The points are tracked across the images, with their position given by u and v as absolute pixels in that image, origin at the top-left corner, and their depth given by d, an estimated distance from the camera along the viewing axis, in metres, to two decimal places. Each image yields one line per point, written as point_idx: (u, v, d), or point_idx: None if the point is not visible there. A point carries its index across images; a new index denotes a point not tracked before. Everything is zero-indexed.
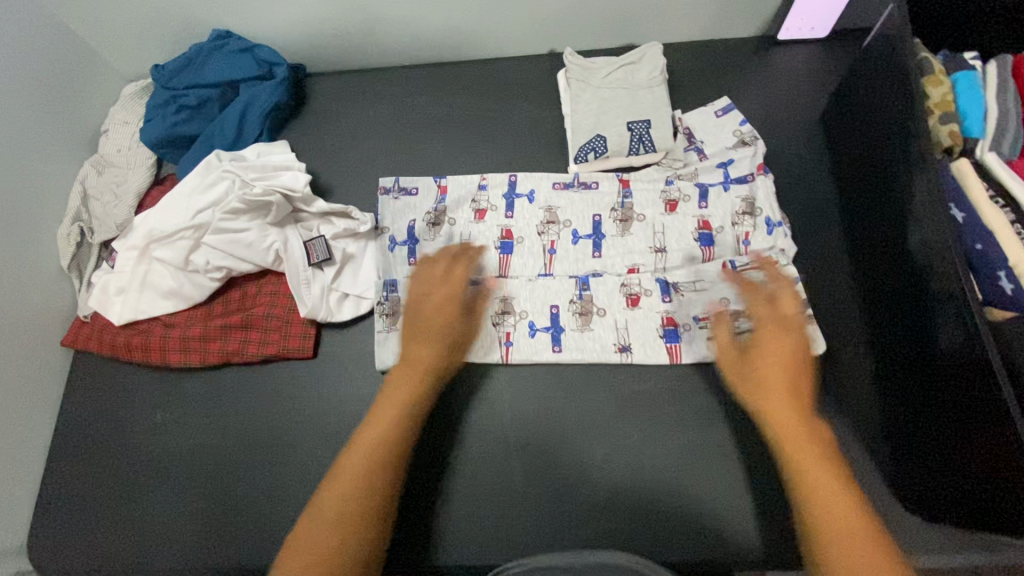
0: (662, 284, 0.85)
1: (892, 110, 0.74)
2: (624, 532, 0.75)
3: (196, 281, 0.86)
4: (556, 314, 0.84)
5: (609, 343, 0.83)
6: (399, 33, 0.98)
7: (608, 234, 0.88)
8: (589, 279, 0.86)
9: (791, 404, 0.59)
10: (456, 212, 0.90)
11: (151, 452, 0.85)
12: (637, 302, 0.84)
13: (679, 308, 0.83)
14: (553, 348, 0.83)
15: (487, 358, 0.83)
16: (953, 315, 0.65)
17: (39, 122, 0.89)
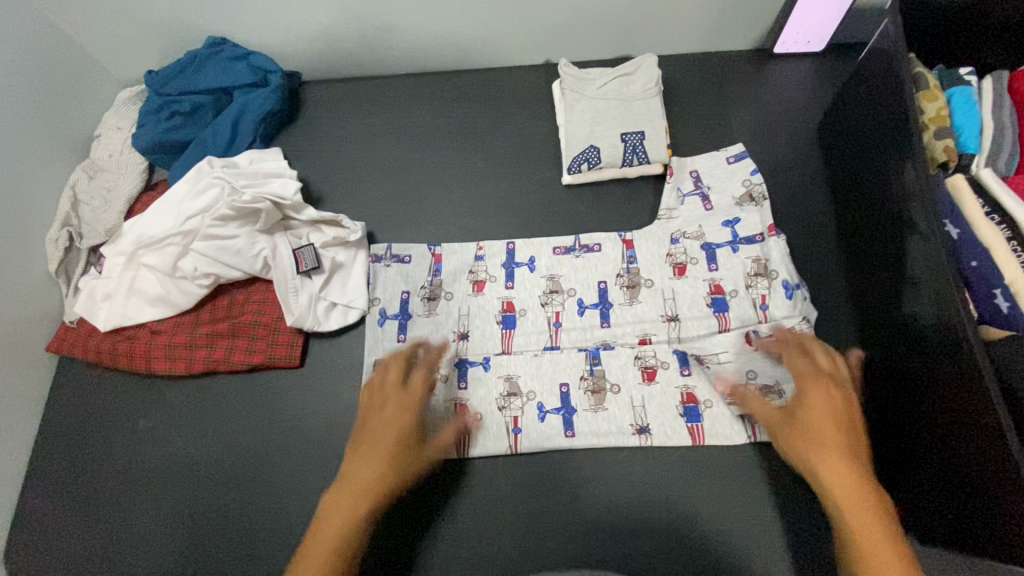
0: (680, 356, 0.82)
1: (886, 127, 0.73)
2: (606, 542, 0.74)
3: (184, 287, 0.85)
4: (567, 395, 0.81)
5: (626, 424, 0.79)
6: (395, 42, 0.98)
7: (615, 302, 0.86)
8: (600, 352, 0.83)
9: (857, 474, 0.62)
10: (453, 285, 0.88)
11: (133, 460, 0.84)
12: (654, 376, 0.81)
13: (698, 383, 0.81)
14: (567, 432, 0.79)
15: (497, 446, 0.79)
16: (945, 335, 0.63)
17: (29, 126, 0.88)
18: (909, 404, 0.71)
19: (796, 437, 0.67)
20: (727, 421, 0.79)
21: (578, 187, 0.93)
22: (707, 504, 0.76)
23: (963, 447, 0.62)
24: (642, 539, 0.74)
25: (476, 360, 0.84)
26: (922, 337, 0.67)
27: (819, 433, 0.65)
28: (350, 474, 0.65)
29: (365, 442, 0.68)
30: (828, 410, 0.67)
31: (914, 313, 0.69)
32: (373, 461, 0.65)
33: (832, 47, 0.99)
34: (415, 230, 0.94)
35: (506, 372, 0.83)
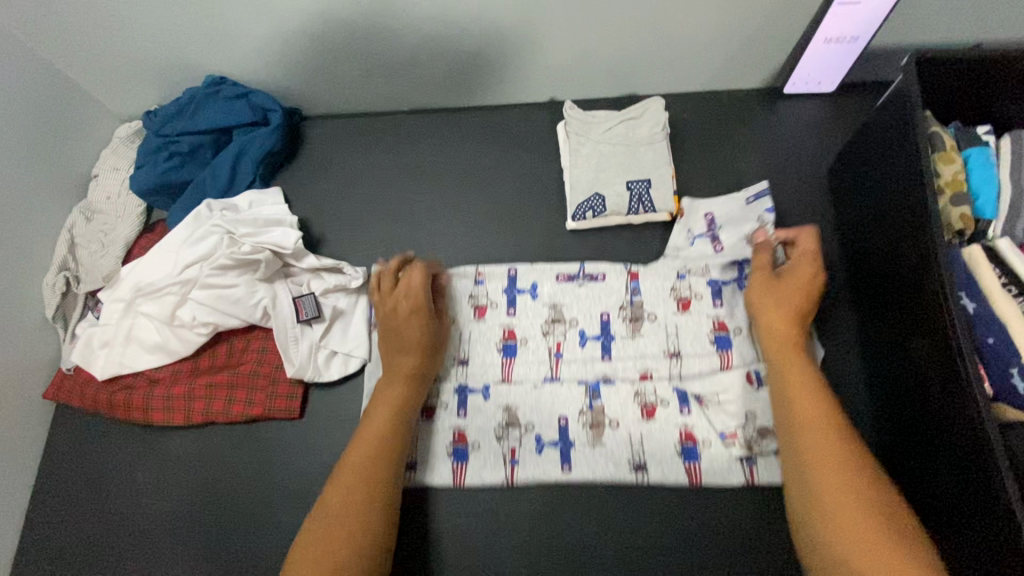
0: (680, 393, 0.81)
1: (899, 183, 0.71)
2: None
3: (182, 335, 0.84)
4: (565, 428, 0.80)
5: (624, 462, 0.78)
6: (396, 80, 0.96)
7: (617, 335, 0.84)
8: (600, 387, 0.82)
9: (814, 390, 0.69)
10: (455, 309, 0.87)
11: (130, 511, 0.83)
12: (653, 414, 0.80)
13: (698, 422, 0.79)
14: (564, 466, 0.78)
15: (493, 475, 0.79)
16: (955, 409, 0.62)
17: (25, 170, 0.87)
18: (919, 472, 0.69)
19: (768, 331, 0.75)
20: (725, 462, 0.77)
21: (583, 232, 0.92)
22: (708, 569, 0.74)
23: (975, 524, 0.60)
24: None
25: (476, 387, 0.83)
26: (932, 405, 0.66)
27: (790, 333, 0.73)
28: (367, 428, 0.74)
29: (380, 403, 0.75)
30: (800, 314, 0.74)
31: (924, 381, 0.67)
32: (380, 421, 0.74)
33: (843, 86, 0.97)
34: None
35: (505, 402, 0.82)
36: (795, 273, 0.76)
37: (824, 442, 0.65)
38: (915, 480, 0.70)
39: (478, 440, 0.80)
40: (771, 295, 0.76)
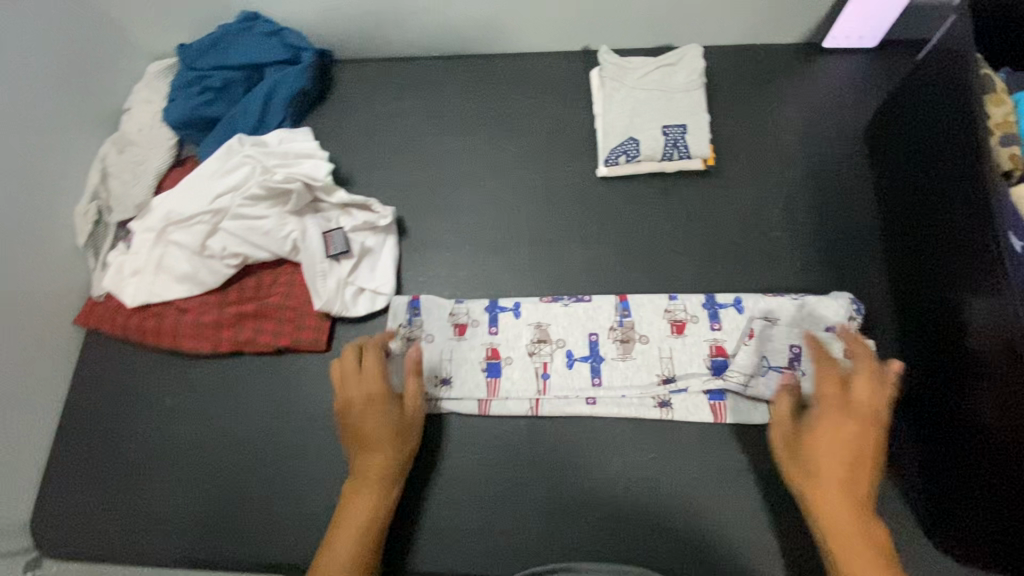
0: (709, 310, 0.82)
1: (947, 128, 0.71)
2: (629, 543, 0.74)
3: (211, 266, 0.84)
4: (595, 343, 0.82)
5: (647, 396, 0.79)
6: (429, 20, 0.94)
7: (650, 302, 0.83)
8: (630, 305, 0.83)
9: (842, 502, 0.62)
10: (434, 326, 0.84)
11: (156, 437, 0.84)
12: (682, 330, 0.82)
13: (728, 338, 0.81)
14: (593, 383, 0.80)
15: (518, 409, 0.80)
16: (1003, 347, 0.63)
17: (60, 99, 0.88)
18: (953, 415, 0.71)
19: (807, 490, 0.64)
20: (747, 403, 0.78)
21: (614, 180, 0.91)
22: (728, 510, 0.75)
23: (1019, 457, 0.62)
24: (660, 542, 0.74)
25: (507, 306, 0.85)
26: (975, 348, 0.67)
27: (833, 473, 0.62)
28: (355, 503, 0.68)
29: (364, 484, 0.69)
30: (841, 451, 0.63)
31: (970, 325, 0.68)
32: (371, 496, 0.69)
33: (884, 42, 0.95)
34: (445, 217, 0.92)
35: (536, 320, 0.84)
36: (823, 421, 0.65)
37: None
38: (948, 422, 0.71)
39: (509, 364, 0.82)
40: (795, 449, 0.66)
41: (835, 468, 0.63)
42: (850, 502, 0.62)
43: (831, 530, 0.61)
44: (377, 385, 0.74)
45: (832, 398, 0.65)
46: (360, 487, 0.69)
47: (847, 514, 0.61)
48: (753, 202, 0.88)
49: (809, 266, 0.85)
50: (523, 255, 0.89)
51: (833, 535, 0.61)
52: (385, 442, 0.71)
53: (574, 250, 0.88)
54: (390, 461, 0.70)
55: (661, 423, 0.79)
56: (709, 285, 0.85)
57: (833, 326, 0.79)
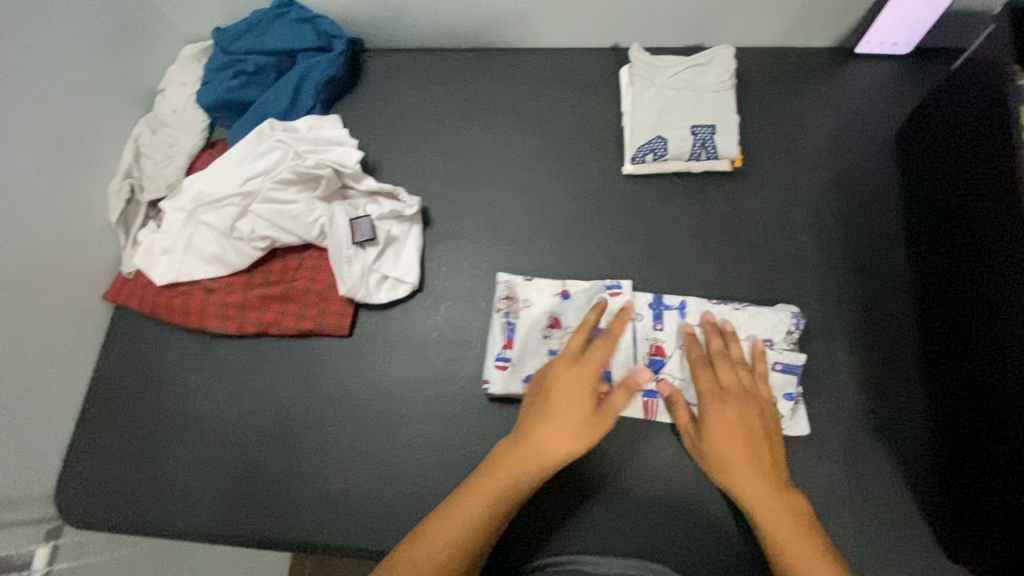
0: (654, 310, 0.83)
1: (978, 141, 0.71)
2: (640, 539, 0.74)
3: (239, 248, 0.86)
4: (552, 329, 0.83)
5: (628, 388, 0.80)
6: (462, 12, 0.95)
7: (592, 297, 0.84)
8: (573, 296, 0.84)
9: (757, 476, 0.64)
10: (392, 286, 0.87)
11: (180, 412, 0.86)
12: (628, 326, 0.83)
13: (668, 338, 0.82)
14: None
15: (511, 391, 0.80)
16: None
17: (98, 78, 0.89)
18: (977, 430, 0.69)
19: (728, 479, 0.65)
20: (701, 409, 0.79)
21: (640, 179, 0.91)
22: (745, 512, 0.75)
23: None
24: (675, 539, 0.74)
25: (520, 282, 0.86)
26: (996, 363, 0.67)
27: (739, 454, 0.65)
28: (500, 467, 0.61)
29: (524, 454, 0.61)
30: (740, 433, 0.67)
31: (991, 341, 0.68)
32: (518, 470, 0.61)
33: (920, 50, 0.94)
34: (471, 209, 0.93)
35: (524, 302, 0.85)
36: (709, 414, 0.69)
37: (791, 526, 0.61)
38: (974, 437, 0.70)
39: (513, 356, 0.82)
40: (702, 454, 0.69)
41: (739, 451, 0.66)
42: (763, 474, 0.64)
43: (755, 504, 0.63)
44: (588, 371, 0.65)
45: (710, 386, 0.71)
46: (515, 458, 0.61)
47: (766, 482, 0.64)
48: (779, 205, 0.88)
49: (833, 272, 0.85)
50: (547, 249, 0.90)
51: (756, 508, 0.63)
52: (569, 424, 0.62)
53: (598, 247, 0.89)
54: (567, 452, 0.61)
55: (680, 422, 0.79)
56: (732, 287, 0.85)
57: (771, 339, 0.80)
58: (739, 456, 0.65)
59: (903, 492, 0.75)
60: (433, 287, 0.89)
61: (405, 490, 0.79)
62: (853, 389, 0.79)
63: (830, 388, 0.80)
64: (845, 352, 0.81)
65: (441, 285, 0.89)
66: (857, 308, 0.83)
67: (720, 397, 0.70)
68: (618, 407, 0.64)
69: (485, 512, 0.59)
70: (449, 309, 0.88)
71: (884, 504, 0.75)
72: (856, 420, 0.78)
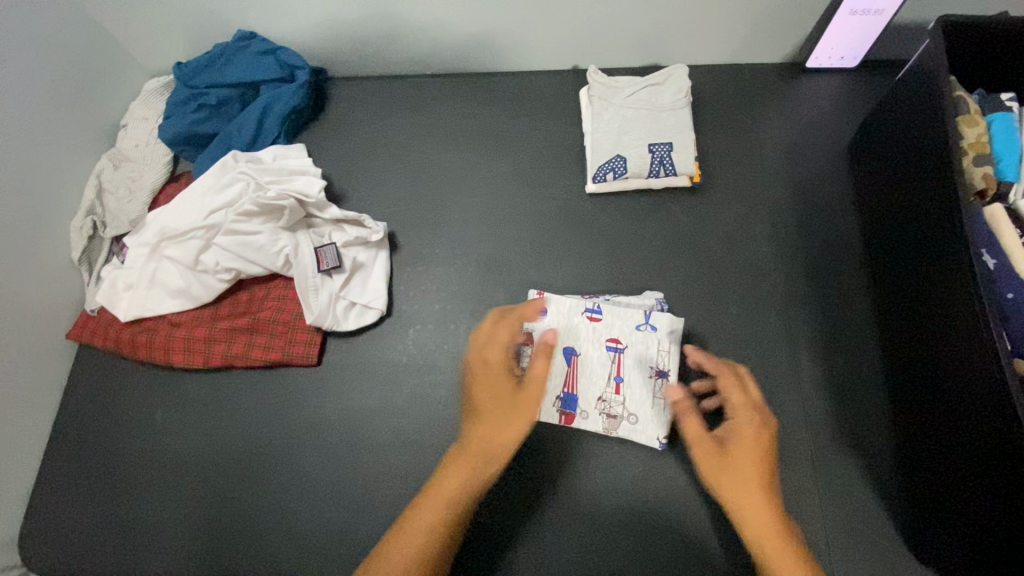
0: (627, 322, 0.81)
1: (920, 148, 0.73)
2: (613, 552, 0.76)
3: (205, 281, 0.85)
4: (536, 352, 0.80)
5: (593, 412, 0.79)
6: (422, 40, 0.96)
7: (575, 314, 0.81)
8: (552, 311, 0.81)
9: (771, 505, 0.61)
10: (359, 308, 0.87)
11: (148, 449, 0.85)
12: (610, 341, 0.80)
13: (634, 348, 0.80)
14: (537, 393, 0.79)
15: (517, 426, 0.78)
16: (977, 366, 0.64)
17: (56, 116, 0.88)
18: (935, 434, 0.71)
19: (741, 505, 0.61)
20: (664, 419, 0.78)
21: (603, 197, 0.93)
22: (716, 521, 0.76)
23: (1001, 483, 0.61)
24: (650, 553, 0.76)
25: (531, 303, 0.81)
26: (948, 367, 0.68)
27: (759, 470, 0.62)
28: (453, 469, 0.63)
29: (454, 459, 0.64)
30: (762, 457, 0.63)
31: (943, 346, 0.69)
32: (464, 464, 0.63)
33: (866, 63, 0.97)
34: (436, 233, 0.93)
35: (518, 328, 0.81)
36: (742, 429, 0.64)
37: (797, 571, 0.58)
38: (933, 441, 0.71)
39: None
40: (721, 465, 0.62)
41: (762, 474, 0.62)
42: (770, 492, 0.61)
43: (762, 539, 0.59)
44: (501, 368, 0.66)
45: (740, 404, 0.66)
46: (450, 461, 0.64)
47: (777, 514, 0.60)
48: (739, 218, 0.90)
49: (793, 281, 0.86)
50: (514, 270, 0.90)
51: (760, 542, 0.60)
52: (493, 418, 0.63)
53: (564, 265, 0.90)
54: (496, 441, 0.63)
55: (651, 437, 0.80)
56: (697, 300, 0.86)
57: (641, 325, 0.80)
58: (763, 481, 0.61)
59: (871, 496, 0.76)
60: (402, 312, 0.89)
61: (380, 517, 0.80)
62: (817, 396, 0.81)
63: (794, 396, 0.81)
64: (808, 360, 0.82)
65: (410, 309, 0.89)
66: (818, 316, 0.84)
67: (747, 412, 0.66)
68: (535, 392, 0.64)
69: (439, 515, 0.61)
70: (418, 333, 0.88)
71: (852, 509, 0.76)
72: (820, 426, 0.79)
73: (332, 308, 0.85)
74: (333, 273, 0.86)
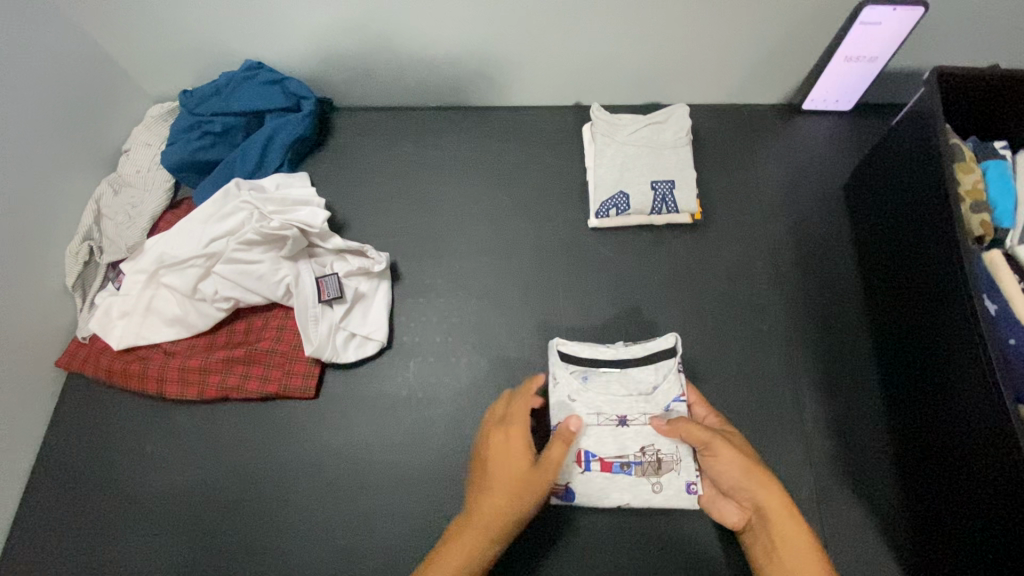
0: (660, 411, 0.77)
1: (919, 192, 0.74)
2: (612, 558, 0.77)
3: (202, 310, 0.84)
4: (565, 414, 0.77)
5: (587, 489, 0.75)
6: (429, 74, 0.97)
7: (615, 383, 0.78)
8: (591, 375, 0.78)
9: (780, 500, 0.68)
10: (359, 338, 0.86)
11: (136, 482, 0.82)
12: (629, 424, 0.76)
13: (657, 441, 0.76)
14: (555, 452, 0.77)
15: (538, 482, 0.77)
16: (984, 409, 0.64)
17: (57, 143, 0.88)
18: (944, 472, 0.70)
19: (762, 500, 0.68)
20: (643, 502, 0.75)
21: (605, 232, 0.93)
22: (714, 532, 0.77)
23: (1014, 527, 0.61)
24: (651, 574, 0.76)
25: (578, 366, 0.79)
26: (955, 410, 0.68)
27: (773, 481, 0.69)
28: (454, 543, 0.68)
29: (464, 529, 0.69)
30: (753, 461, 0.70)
31: (948, 387, 0.69)
32: (468, 541, 0.68)
33: (861, 106, 1.00)
34: (438, 264, 0.93)
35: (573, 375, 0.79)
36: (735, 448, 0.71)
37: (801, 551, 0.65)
38: (941, 481, 0.71)
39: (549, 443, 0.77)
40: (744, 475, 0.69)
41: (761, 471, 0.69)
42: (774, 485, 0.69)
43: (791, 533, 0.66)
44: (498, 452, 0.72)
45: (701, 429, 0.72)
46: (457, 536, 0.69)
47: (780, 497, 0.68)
48: (739, 255, 0.91)
49: (794, 318, 0.87)
50: (517, 302, 0.90)
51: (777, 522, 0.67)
52: (501, 492, 0.69)
53: (567, 298, 0.89)
54: (493, 510, 0.68)
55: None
56: (698, 335, 0.86)
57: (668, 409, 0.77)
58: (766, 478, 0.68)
59: (879, 536, 0.76)
60: (402, 343, 0.88)
61: (376, 557, 0.77)
62: (823, 436, 0.80)
63: (798, 434, 0.81)
64: (812, 400, 0.82)
65: (411, 341, 0.88)
66: (819, 352, 0.85)
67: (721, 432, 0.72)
68: (510, 467, 0.70)
69: None
70: (418, 365, 0.86)
71: (860, 549, 0.75)
72: (825, 467, 0.79)
73: (332, 339, 0.84)
74: (335, 301, 0.85)
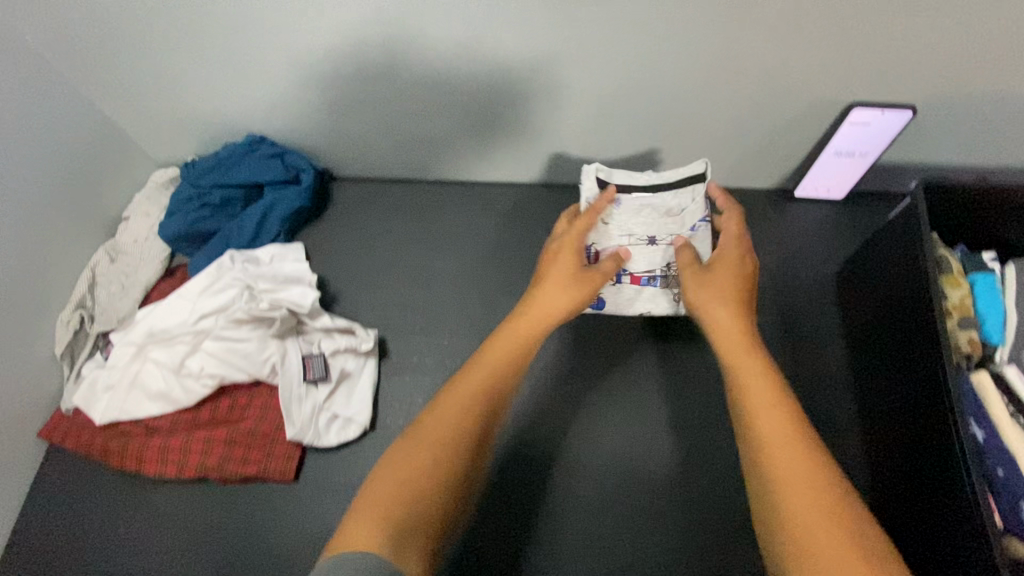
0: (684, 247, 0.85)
1: (905, 299, 0.74)
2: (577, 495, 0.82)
3: (186, 386, 0.84)
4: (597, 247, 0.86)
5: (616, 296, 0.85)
6: (428, 152, 0.99)
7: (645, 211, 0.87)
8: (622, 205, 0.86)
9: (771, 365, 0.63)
10: (342, 419, 0.85)
11: (107, 562, 0.81)
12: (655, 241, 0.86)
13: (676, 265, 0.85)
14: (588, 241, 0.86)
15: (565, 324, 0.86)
16: (968, 535, 0.62)
17: (58, 215, 0.90)
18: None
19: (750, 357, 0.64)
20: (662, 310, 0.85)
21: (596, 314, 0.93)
22: (659, 456, 0.84)
23: None
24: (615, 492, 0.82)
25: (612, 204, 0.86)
26: (942, 522, 0.66)
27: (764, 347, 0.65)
28: (457, 393, 0.62)
29: (483, 365, 0.65)
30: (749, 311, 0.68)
31: (935, 501, 0.67)
32: (482, 380, 0.64)
33: (853, 194, 1.00)
34: (426, 342, 0.93)
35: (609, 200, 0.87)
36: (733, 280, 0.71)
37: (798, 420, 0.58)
38: None
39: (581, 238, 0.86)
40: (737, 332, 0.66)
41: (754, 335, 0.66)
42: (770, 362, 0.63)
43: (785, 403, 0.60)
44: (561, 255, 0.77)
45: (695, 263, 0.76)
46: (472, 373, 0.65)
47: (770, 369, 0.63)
48: None
49: None
50: None
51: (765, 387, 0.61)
52: (557, 287, 0.72)
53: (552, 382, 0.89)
54: (554, 307, 0.71)
55: (631, 423, 0.86)
56: (673, 389, 0.88)
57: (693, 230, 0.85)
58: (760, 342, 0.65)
59: None
60: (385, 424, 0.87)
61: None
62: None
63: None
64: None
65: (394, 422, 0.87)
66: None
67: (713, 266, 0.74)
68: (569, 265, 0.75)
69: (431, 455, 0.57)
70: None
71: None
72: None
73: (315, 420, 0.84)
74: (320, 380, 0.85)
